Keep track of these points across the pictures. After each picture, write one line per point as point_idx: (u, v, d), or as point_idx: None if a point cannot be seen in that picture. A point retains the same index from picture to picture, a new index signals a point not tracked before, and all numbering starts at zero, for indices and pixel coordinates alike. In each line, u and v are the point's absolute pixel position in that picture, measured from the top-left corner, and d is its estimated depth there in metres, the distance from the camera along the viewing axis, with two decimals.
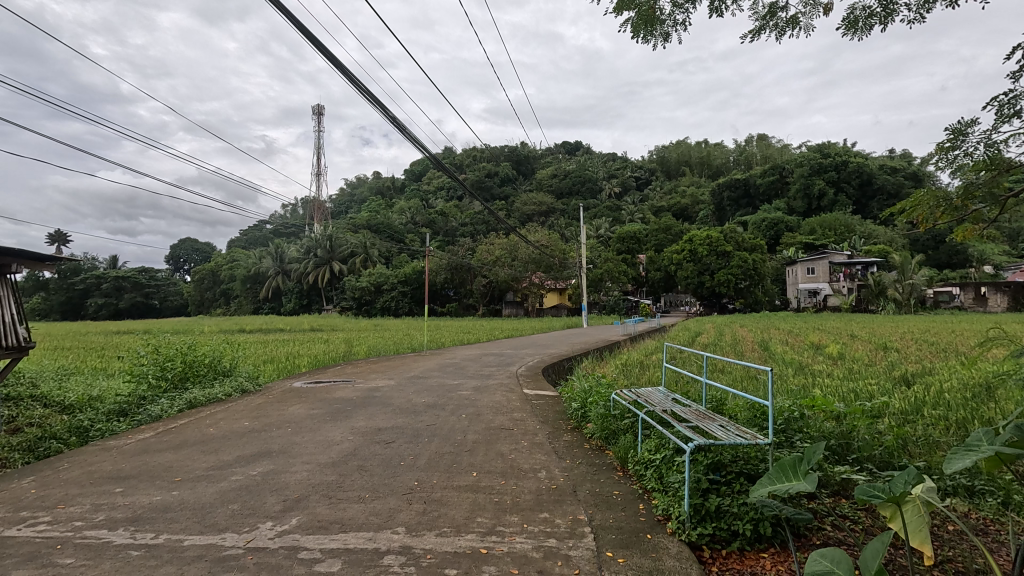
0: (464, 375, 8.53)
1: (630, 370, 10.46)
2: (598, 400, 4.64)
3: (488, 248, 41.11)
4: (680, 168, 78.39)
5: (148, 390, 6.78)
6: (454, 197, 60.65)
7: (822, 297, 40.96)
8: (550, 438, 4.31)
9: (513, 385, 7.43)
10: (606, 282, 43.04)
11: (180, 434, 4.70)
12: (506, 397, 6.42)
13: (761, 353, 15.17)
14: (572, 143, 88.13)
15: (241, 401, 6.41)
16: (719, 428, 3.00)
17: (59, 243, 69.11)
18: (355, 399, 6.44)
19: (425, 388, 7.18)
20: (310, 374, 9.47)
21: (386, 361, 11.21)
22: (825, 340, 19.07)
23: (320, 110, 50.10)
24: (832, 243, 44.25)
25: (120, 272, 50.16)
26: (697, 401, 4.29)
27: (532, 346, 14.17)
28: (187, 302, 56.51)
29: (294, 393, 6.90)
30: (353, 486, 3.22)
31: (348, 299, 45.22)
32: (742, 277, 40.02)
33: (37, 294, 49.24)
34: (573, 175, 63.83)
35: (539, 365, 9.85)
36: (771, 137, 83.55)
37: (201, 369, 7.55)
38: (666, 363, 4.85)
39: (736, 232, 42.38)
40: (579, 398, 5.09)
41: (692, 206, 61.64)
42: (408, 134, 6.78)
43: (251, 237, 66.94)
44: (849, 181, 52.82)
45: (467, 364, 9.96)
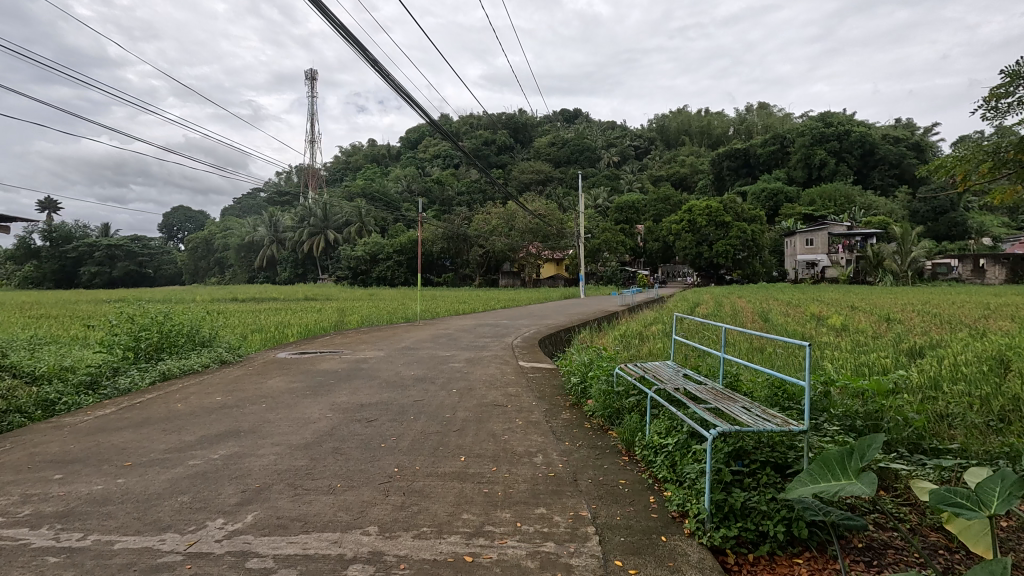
0: (457, 346, 8.17)
1: (631, 341, 10.13)
2: (601, 371, 4.30)
3: (485, 218, 40.49)
4: (680, 137, 77.03)
5: (122, 362, 6.39)
6: (451, 166, 59.54)
7: (822, 270, 40.86)
8: (548, 416, 3.93)
9: (509, 357, 7.06)
10: (604, 252, 42.55)
11: (144, 409, 4.30)
12: (499, 370, 6.05)
13: (762, 325, 14.87)
14: (571, 112, 86.53)
15: (218, 372, 6.02)
16: (742, 411, 2.61)
17: (49, 210, 68.05)
18: (340, 371, 6.07)
19: (416, 361, 6.80)
20: (297, 344, 9.06)
21: (378, 330, 10.85)
22: (826, 311, 18.75)
23: (313, 75, 48.86)
24: (832, 214, 43.81)
25: (113, 241, 49.70)
26: (709, 375, 3.91)
27: (528, 317, 13.82)
28: (181, 271, 55.93)
29: (275, 366, 6.49)
30: (324, 473, 2.84)
31: (343, 268, 44.85)
32: (741, 248, 39.64)
33: (29, 262, 48.58)
34: (572, 143, 62.65)
35: (536, 336, 9.51)
36: (773, 106, 82.28)
37: (179, 340, 7.14)
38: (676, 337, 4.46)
39: (736, 202, 41.83)
40: (579, 370, 4.76)
41: (691, 175, 60.68)
42: (395, 84, 6.27)
43: (245, 205, 66.00)
44: (850, 152, 52.13)
45: (461, 334, 9.61)
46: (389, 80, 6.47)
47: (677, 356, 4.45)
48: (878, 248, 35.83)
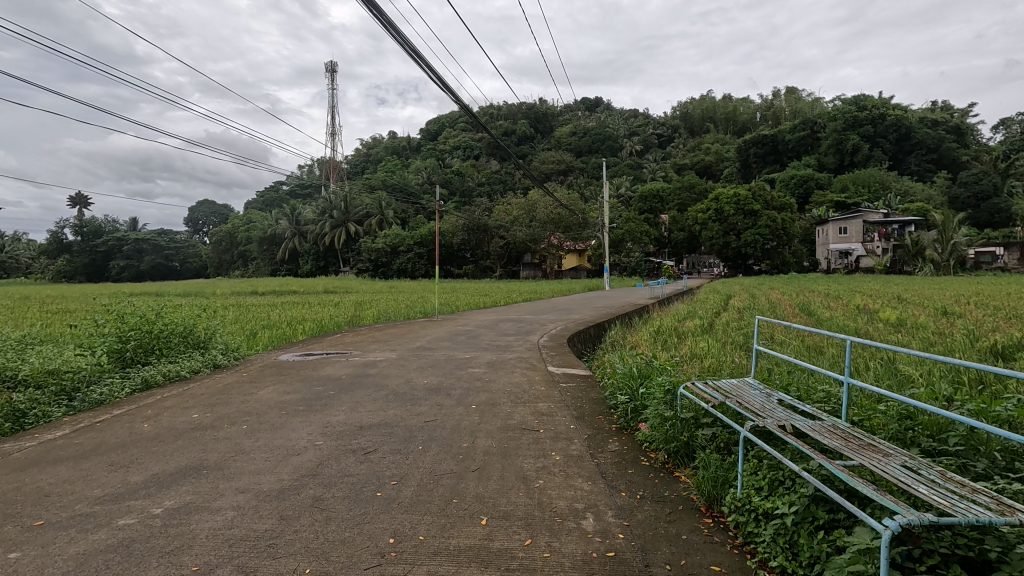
0: (478, 346, 7.36)
1: (667, 340, 9.18)
2: (656, 384, 3.47)
3: (506, 208, 39.63)
4: (704, 124, 74.74)
5: (109, 367, 5.72)
6: (471, 156, 58.68)
7: (855, 259, 39.51)
8: (591, 449, 3.10)
9: (535, 360, 6.20)
10: (628, 243, 41.36)
11: (103, 431, 3.57)
12: (526, 378, 5.18)
13: (805, 319, 13.69)
14: (592, 100, 84.75)
15: (207, 380, 5.29)
16: (915, 478, 1.69)
17: (80, 206, 69.60)
18: (344, 378, 5.31)
19: (430, 365, 5.97)
20: (303, 344, 8.35)
21: (393, 327, 10.13)
22: (871, 304, 17.34)
23: (332, 68, 48.56)
24: (866, 202, 41.86)
25: (140, 235, 50.49)
26: (809, 396, 2.98)
27: (553, 311, 12.89)
28: (205, 264, 56.42)
29: (272, 371, 5.73)
30: (293, 545, 2.05)
31: (364, 261, 44.53)
32: (771, 237, 38.12)
33: (61, 256, 49.54)
34: (593, 132, 61.37)
35: (564, 334, 8.66)
36: (801, 91, 79.44)
37: (171, 341, 6.45)
38: (757, 346, 3.51)
39: (765, 189, 40.18)
40: (626, 381, 3.94)
41: (717, 163, 58.66)
42: (405, 43, 5.50)
43: (267, 198, 66.26)
44: (885, 136, 49.84)
45: (482, 332, 8.81)
46: (399, 40, 5.69)
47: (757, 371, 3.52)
48: (918, 236, 33.98)
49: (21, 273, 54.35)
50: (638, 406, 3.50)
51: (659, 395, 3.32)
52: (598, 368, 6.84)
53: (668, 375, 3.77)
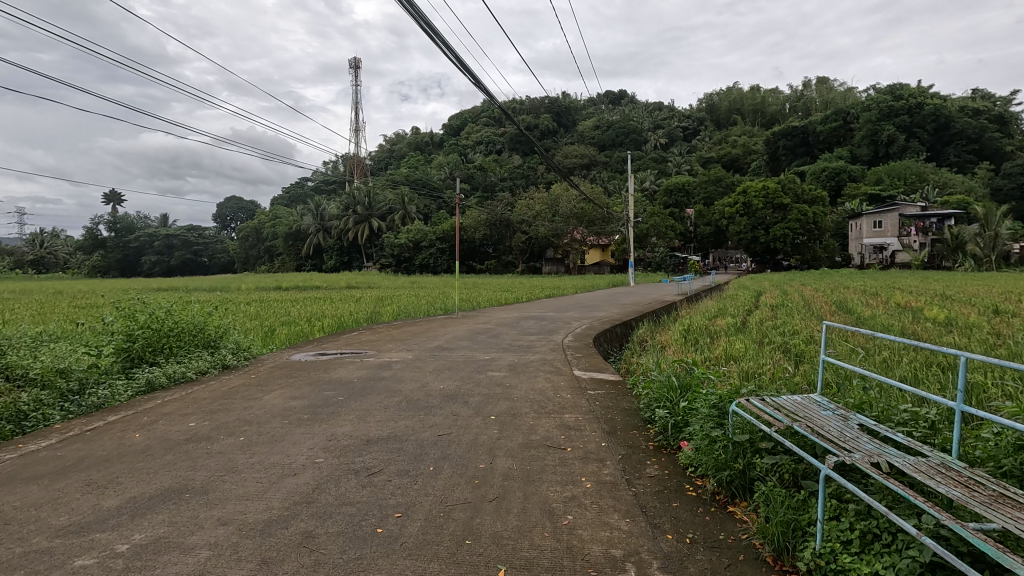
0: (499, 346, 6.97)
1: (697, 340, 8.68)
2: (705, 399, 3.03)
3: (528, 203, 39.18)
4: (731, 116, 72.86)
5: (115, 367, 5.51)
6: (493, 151, 58.32)
7: (890, 254, 37.95)
8: (627, 474, 2.69)
9: (560, 363, 5.76)
10: (652, 238, 40.52)
11: (92, 441, 3.31)
12: (550, 383, 4.75)
13: (843, 317, 12.98)
14: (615, 93, 83.32)
15: (213, 383, 5.01)
16: None
17: (114, 203, 71.40)
18: (356, 381, 4.98)
19: (447, 368, 5.58)
20: (318, 342, 8.06)
21: (412, 324, 9.83)
22: (913, 301, 16.40)
23: (356, 64, 48.72)
24: (902, 194, 40.24)
25: (171, 231, 51.68)
26: (893, 415, 2.50)
27: (578, 309, 12.42)
28: (232, 259, 57.31)
29: (282, 373, 5.46)
30: None
31: (387, 256, 44.62)
32: (801, 232, 36.89)
33: (96, 252, 51.05)
34: (617, 126, 60.45)
35: (589, 333, 8.22)
36: (833, 81, 76.97)
37: (181, 339, 6.24)
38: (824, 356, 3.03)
39: (796, 182, 38.90)
40: (666, 392, 3.50)
41: (744, 155, 57.09)
42: (420, 20, 5.14)
43: (293, 194, 67.02)
44: (923, 126, 47.87)
45: (504, 331, 8.41)
46: (413, 15, 5.32)
47: (824, 383, 3.03)
48: (958, 230, 32.51)
49: (59, 268, 56.09)
50: (684, 421, 3.07)
51: (707, 412, 2.90)
52: (629, 375, 6.38)
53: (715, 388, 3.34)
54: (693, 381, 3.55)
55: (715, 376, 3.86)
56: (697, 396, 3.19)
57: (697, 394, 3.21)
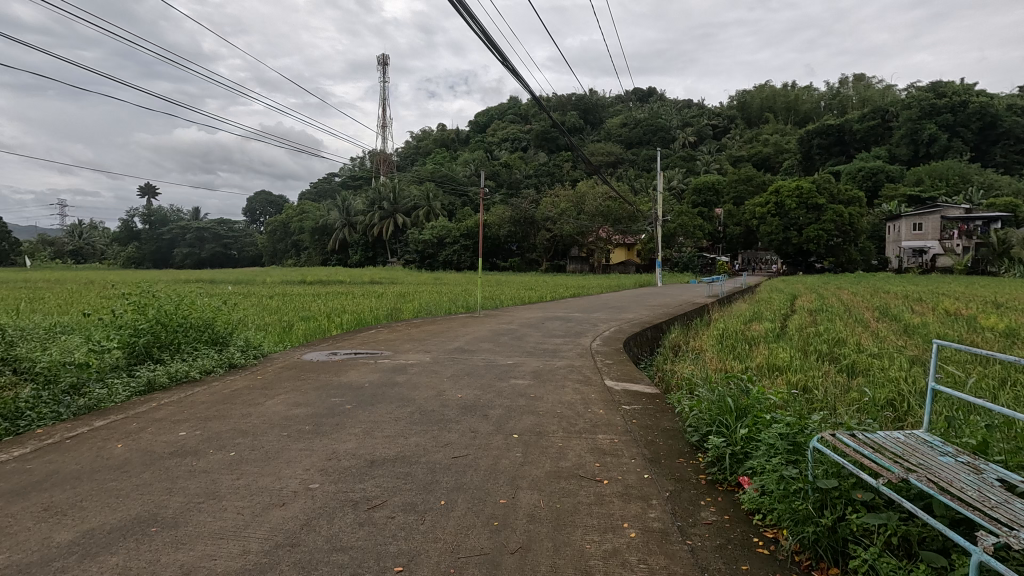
0: (522, 350, 6.53)
1: (735, 347, 8.11)
2: (774, 427, 2.54)
3: (554, 200, 38.64)
4: (763, 114, 70.94)
5: (118, 363, 5.20)
6: (519, 148, 57.82)
7: (930, 258, 36.30)
8: (680, 522, 2.20)
9: (589, 371, 5.27)
10: (679, 237, 39.59)
11: (69, 451, 2.96)
12: (579, 395, 4.27)
13: (890, 324, 12.17)
14: (643, 91, 81.79)
15: (216, 384, 4.67)
16: None
17: (148, 195, 73.27)
18: (365, 387, 4.60)
19: (465, 373, 5.14)
20: (333, 340, 7.70)
21: (432, 323, 9.46)
22: (963, 308, 15.38)
23: (385, 60, 48.85)
24: (944, 196, 38.49)
25: (203, 224, 52.83)
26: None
27: (605, 310, 11.92)
28: (261, 252, 58.24)
29: (290, 374, 5.10)
30: None
31: (411, 252, 44.58)
32: (836, 233, 35.49)
33: (132, 244, 52.71)
34: (644, 123, 59.34)
35: (618, 337, 7.72)
36: (871, 78, 74.36)
37: (189, 333, 5.92)
38: (931, 382, 2.47)
39: (831, 182, 37.53)
40: (721, 414, 3.01)
41: (776, 154, 55.46)
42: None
43: (320, 189, 67.69)
44: (967, 125, 45.80)
45: (527, 332, 7.96)
46: None
47: (927, 415, 2.48)
48: (1005, 234, 31.27)
49: (96, 258, 57.82)
50: (746, 450, 2.60)
51: (779, 448, 2.41)
52: (665, 388, 5.91)
53: (782, 414, 2.86)
54: (752, 403, 3.06)
55: (774, 397, 3.36)
56: (762, 423, 2.71)
57: (762, 420, 2.73)
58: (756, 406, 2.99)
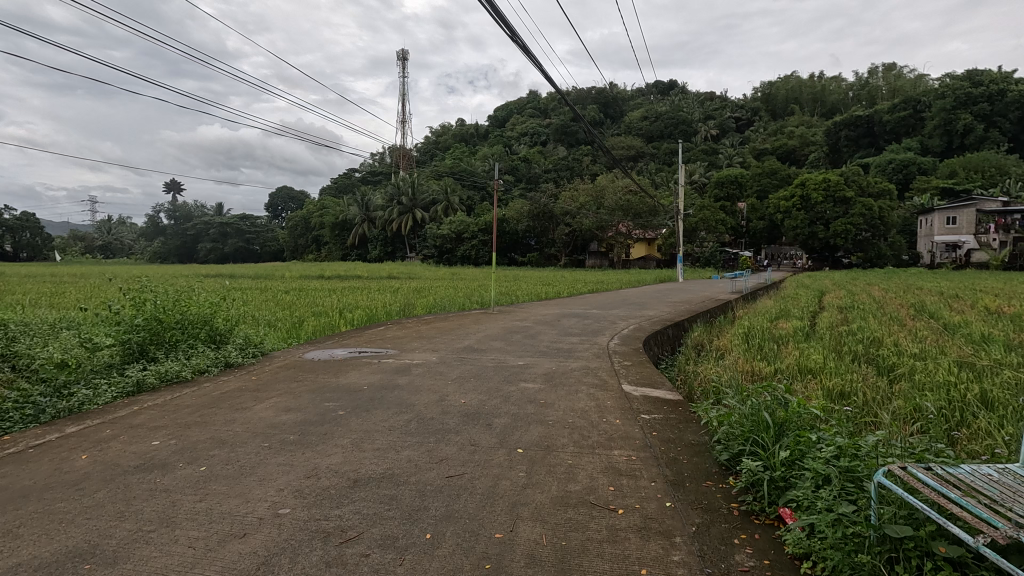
0: (536, 349, 6.17)
1: (763, 347, 7.63)
2: (824, 451, 2.14)
3: (573, 194, 38.12)
4: (789, 106, 69.04)
5: (112, 362, 4.96)
6: (538, 142, 57.26)
7: (964, 253, 34.98)
8: (710, 571, 1.82)
9: (605, 375, 4.88)
10: (701, 232, 38.79)
11: (27, 465, 2.69)
12: (594, 402, 3.89)
13: (927, 322, 11.49)
14: (665, 84, 80.36)
15: (206, 387, 4.39)
16: None
17: (175, 191, 74.75)
18: (365, 391, 4.28)
19: (473, 375, 4.79)
20: (338, 337, 7.41)
21: (443, 320, 9.15)
22: (1005, 305, 14.48)
23: (404, 55, 48.78)
24: (979, 188, 36.97)
25: (226, 219, 53.57)
26: None
27: (624, 306, 11.50)
28: (282, 248, 58.86)
29: (288, 374, 4.82)
30: None
31: (429, 247, 44.43)
32: (865, 227, 34.32)
33: (158, 239, 53.82)
34: (666, 116, 58.28)
35: (637, 336, 7.33)
36: (902, 68, 71.91)
37: (187, 330, 5.67)
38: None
39: (860, 174, 36.28)
40: (756, 428, 2.62)
41: (802, 147, 53.99)
42: None
43: (340, 184, 68.08)
44: (1005, 115, 43.85)
45: (542, 331, 7.59)
46: None
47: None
48: None
49: (124, 253, 59.01)
50: (793, 478, 2.18)
51: (833, 480, 2.01)
52: (688, 395, 5.53)
53: (831, 435, 2.45)
54: (793, 418, 2.66)
55: (819, 412, 2.94)
56: (808, 445, 2.31)
57: (808, 439, 2.33)
58: (800, 425, 2.57)
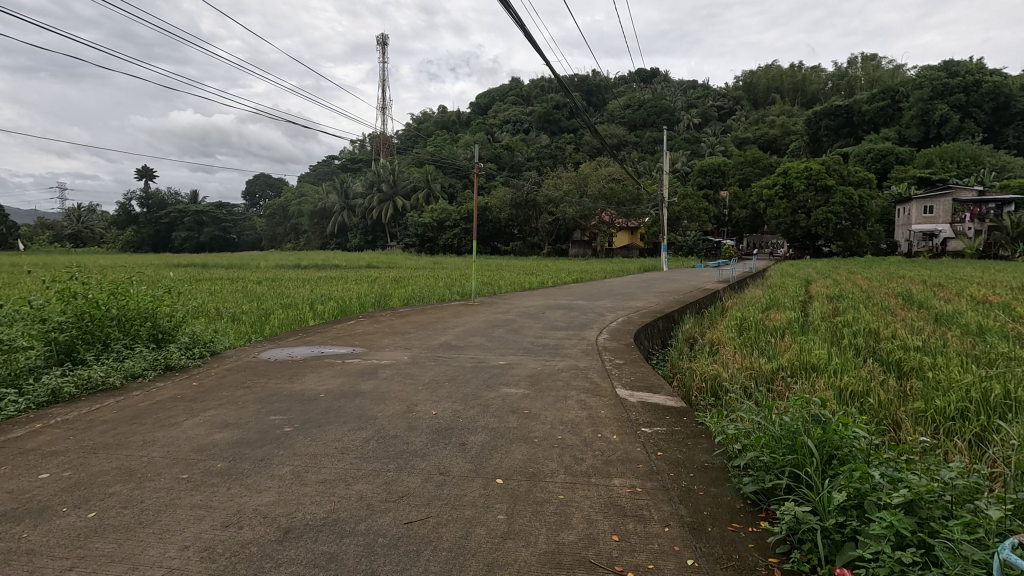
0: (519, 347, 5.61)
1: (757, 340, 7.19)
2: (897, 503, 1.63)
3: (556, 181, 37.50)
4: (770, 95, 69.13)
5: (30, 365, 4.28)
6: (520, 130, 56.39)
7: (941, 242, 35.21)
8: None
9: (597, 376, 4.34)
10: (684, 221, 38.56)
11: None
12: (588, 413, 3.36)
13: (917, 311, 11.21)
14: (648, 72, 79.57)
15: (133, 396, 3.75)
16: None
17: (147, 179, 72.24)
18: (321, 399, 3.72)
19: (448, 378, 4.21)
20: (302, 333, 6.76)
21: (421, 312, 8.55)
22: (992, 294, 14.29)
23: (383, 39, 47.47)
24: (954, 178, 37.32)
25: (201, 207, 51.80)
26: None
27: (610, 297, 11.02)
28: (261, 237, 57.60)
29: (236, 379, 4.20)
30: None
31: (411, 236, 43.42)
32: (845, 216, 34.33)
33: (130, 227, 51.88)
34: (649, 104, 57.83)
35: (628, 329, 6.83)
36: (879, 59, 72.41)
37: (122, 327, 4.98)
38: None
39: (840, 163, 36.35)
40: (795, 451, 2.12)
41: (783, 136, 53.99)
42: None
43: (319, 171, 66.38)
44: (980, 105, 44.25)
45: (527, 325, 7.03)
46: None
47: None
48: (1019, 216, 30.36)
49: (96, 242, 56.84)
50: (856, 530, 1.68)
51: (921, 552, 1.48)
52: (686, 399, 5.05)
53: (895, 470, 1.93)
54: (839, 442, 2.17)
55: (865, 432, 2.44)
56: (868, 483, 1.82)
57: (868, 475, 1.84)
58: (852, 453, 2.08)
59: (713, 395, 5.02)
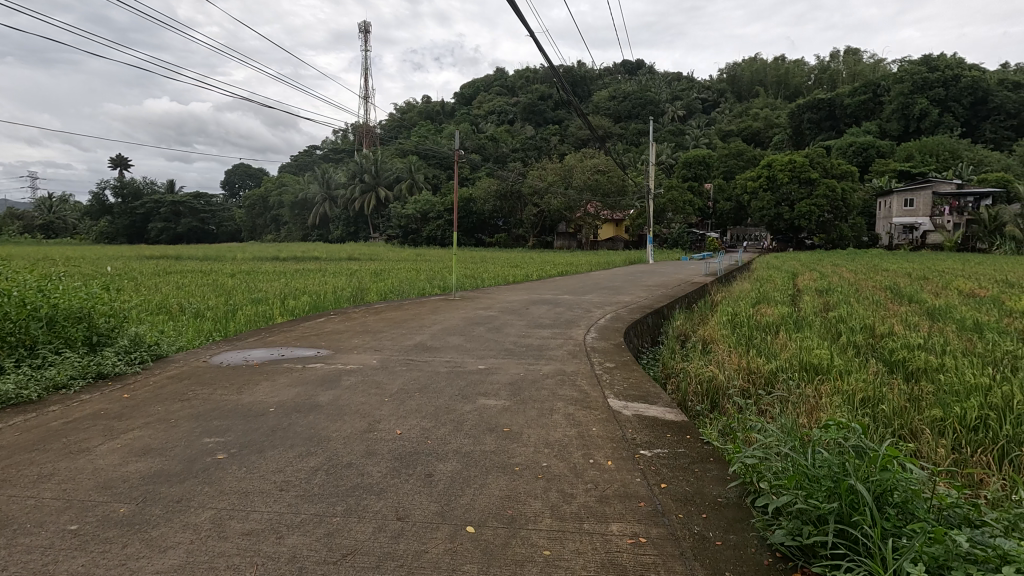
0: (500, 348, 5.13)
1: (752, 338, 6.82)
2: None
3: (541, 172, 36.97)
4: (753, 88, 69.21)
5: None
6: (505, 121, 55.58)
7: (921, 234, 35.36)
8: None
9: (586, 384, 3.89)
10: (669, 213, 38.31)
11: None
12: (576, 431, 2.91)
13: (909, 306, 10.95)
14: (633, 64, 78.94)
15: (48, 414, 3.20)
16: None
17: (121, 167, 70.01)
18: (269, 414, 3.21)
19: (420, 388, 3.73)
20: (265, 333, 6.20)
21: (398, 308, 8.04)
22: (978, 288, 14.17)
23: (364, 25, 46.30)
24: (934, 172, 37.61)
25: (177, 197, 50.26)
26: None
27: (598, 291, 10.60)
28: (240, 228, 56.27)
29: (176, 390, 3.67)
30: None
31: (394, 227, 42.61)
32: (828, 209, 34.36)
33: (103, 217, 50.18)
34: (634, 96, 57.49)
35: (616, 327, 6.41)
36: (861, 53, 72.84)
37: (49, 329, 4.37)
38: None
39: (824, 156, 36.37)
40: (843, 497, 1.68)
41: (766, 129, 54.01)
42: None
43: (300, 161, 64.94)
44: (959, 100, 44.69)
45: (511, 323, 6.56)
46: None
47: None
48: (998, 209, 30.69)
49: (68, 233, 54.87)
50: None
51: None
52: (682, 405, 4.64)
53: (975, 532, 1.51)
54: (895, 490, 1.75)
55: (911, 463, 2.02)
56: (947, 551, 1.41)
57: (946, 540, 1.43)
58: (915, 508, 1.66)
59: (710, 402, 4.61)
